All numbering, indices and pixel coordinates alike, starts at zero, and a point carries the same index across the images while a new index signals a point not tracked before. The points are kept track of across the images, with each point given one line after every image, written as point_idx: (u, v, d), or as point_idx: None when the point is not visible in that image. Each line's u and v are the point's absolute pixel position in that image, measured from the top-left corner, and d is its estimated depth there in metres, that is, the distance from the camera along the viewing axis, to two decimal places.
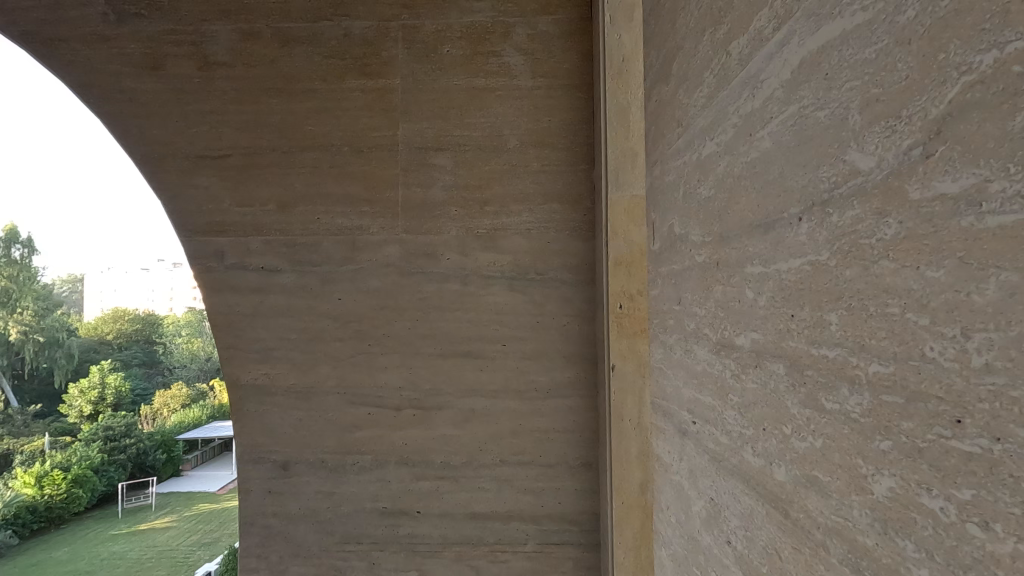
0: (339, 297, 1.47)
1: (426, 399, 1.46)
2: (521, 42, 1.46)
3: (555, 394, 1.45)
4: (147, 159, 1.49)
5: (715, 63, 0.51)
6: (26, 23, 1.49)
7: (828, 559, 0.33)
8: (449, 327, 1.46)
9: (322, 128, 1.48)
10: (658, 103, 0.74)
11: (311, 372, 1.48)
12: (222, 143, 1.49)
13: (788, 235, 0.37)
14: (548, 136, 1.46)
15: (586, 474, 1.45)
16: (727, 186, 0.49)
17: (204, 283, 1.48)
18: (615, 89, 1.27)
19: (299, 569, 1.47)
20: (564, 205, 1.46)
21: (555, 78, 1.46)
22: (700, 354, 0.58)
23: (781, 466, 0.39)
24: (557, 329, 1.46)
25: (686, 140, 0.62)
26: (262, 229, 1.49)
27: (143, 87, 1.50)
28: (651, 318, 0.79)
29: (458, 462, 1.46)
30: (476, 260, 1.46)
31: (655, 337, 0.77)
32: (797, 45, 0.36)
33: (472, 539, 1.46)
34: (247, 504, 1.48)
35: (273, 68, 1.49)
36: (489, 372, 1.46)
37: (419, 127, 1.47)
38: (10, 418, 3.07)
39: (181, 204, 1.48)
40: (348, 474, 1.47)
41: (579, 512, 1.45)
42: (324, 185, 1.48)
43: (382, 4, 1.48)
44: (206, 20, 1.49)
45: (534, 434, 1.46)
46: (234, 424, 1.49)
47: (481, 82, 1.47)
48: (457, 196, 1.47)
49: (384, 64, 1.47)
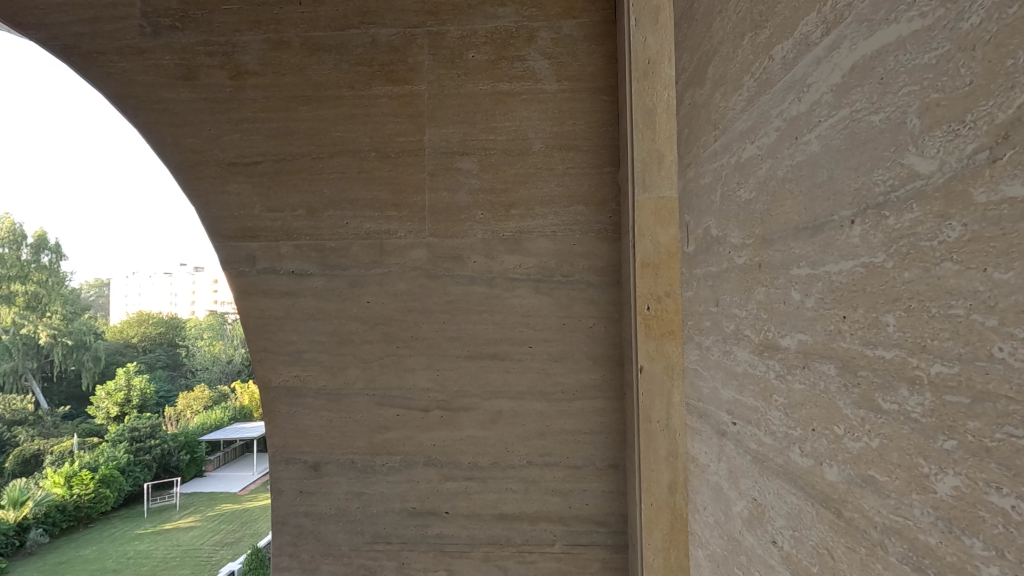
0: (367, 300, 1.50)
1: (453, 400, 1.48)
2: (546, 46, 1.47)
3: (581, 395, 1.46)
4: (181, 166, 1.53)
5: (756, 66, 0.52)
6: (64, 37, 1.53)
7: (885, 558, 0.34)
8: (476, 329, 1.48)
9: (350, 134, 1.51)
10: (690, 108, 0.75)
11: (340, 374, 1.50)
12: (253, 151, 1.53)
13: (839, 237, 0.38)
14: (572, 139, 1.47)
15: (613, 475, 1.45)
16: (769, 189, 0.50)
17: (237, 287, 1.52)
18: (641, 91, 1.28)
19: (330, 568, 1.50)
20: (589, 207, 1.47)
21: (580, 81, 1.47)
22: (740, 355, 0.58)
23: (832, 467, 0.39)
24: (584, 330, 1.46)
25: (722, 143, 0.63)
26: (292, 234, 1.51)
27: (176, 97, 1.54)
28: (684, 320, 0.80)
29: (486, 463, 1.47)
30: (501, 263, 1.47)
31: (690, 339, 0.77)
32: (848, 50, 0.37)
33: (500, 540, 1.47)
34: (280, 504, 1.50)
35: (302, 75, 1.52)
36: (516, 373, 1.47)
37: (445, 131, 1.49)
38: (43, 418, 5.64)
39: (213, 211, 1.52)
40: (378, 474, 1.49)
41: (607, 514, 1.45)
42: (352, 190, 1.50)
43: (408, 12, 1.50)
44: (237, 31, 1.53)
45: (561, 435, 1.46)
46: (267, 425, 1.51)
47: (505, 87, 1.48)
48: (483, 200, 1.48)
49: (410, 70, 1.50)
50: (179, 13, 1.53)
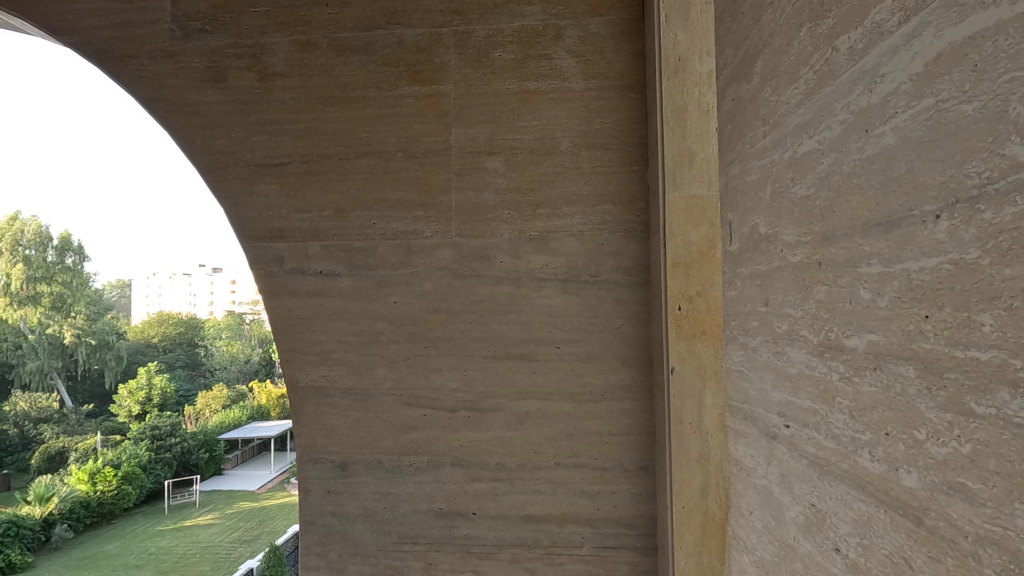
0: (394, 300, 1.50)
1: (480, 401, 1.47)
2: (573, 45, 1.46)
3: (610, 396, 1.44)
4: (210, 167, 1.55)
5: (817, 58, 0.51)
6: (97, 41, 1.55)
7: (975, 567, 0.33)
8: (503, 330, 1.47)
9: (376, 134, 1.51)
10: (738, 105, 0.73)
11: (368, 374, 1.51)
12: (281, 152, 1.53)
13: (920, 233, 0.36)
14: (600, 137, 1.46)
15: (642, 478, 1.43)
16: (832, 184, 0.48)
17: (265, 287, 1.53)
18: (672, 88, 1.26)
19: (358, 568, 1.50)
20: (618, 206, 1.45)
21: (608, 79, 1.46)
22: (795, 356, 0.57)
23: (911, 473, 0.38)
24: (612, 331, 1.44)
25: (773, 138, 0.61)
26: (319, 235, 1.52)
27: (205, 99, 1.55)
28: (727, 320, 0.79)
29: (513, 464, 1.46)
30: (529, 262, 1.46)
31: (733, 339, 0.76)
32: (932, 37, 0.35)
33: (528, 541, 1.46)
34: (307, 504, 1.51)
35: (329, 77, 1.52)
36: (543, 374, 1.46)
37: (472, 131, 1.48)
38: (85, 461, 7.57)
39: (242, 212, 1.54)
40: (405, 475, 1.49)
41: (636, 516, 1.43)
42: (379, 191, 1.51)
43: (435, 11, 1.50)
44: (265, 33, 1.54)
45: (590, 437, 1.45)
46: (294, 425, 1.52)
47: (532, 86, 1.47)
48: (509, 199, 1.47)
49: (436, 70, 1.50)
50: (208, 16, 1.55)
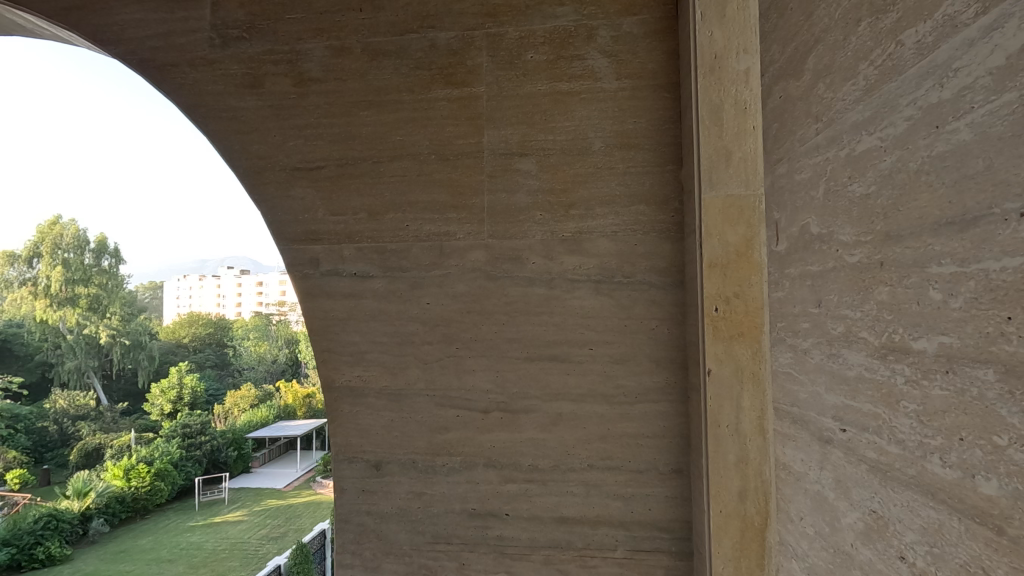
0: (428, 301, 1.51)
1: (514, 402, 1.47)
2: (605, 45, 1.45)
3: (644, 398, 1.43)
4: (248, 173, 1.58)
5: (878, 54, 0.63)
6: (141, 51, 1.60)
7: None
8: (536, 331, 1.47)
9: (410, 137, 1.52)
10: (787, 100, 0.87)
11: (402, 374, 1.52)
12: (316, 156, 1.55)
13: (1002, 231, 0.46)
14: (633, 137, 1.44)
15: (677, 481, 1.41)
16: (898, 180, 0.60)
17: (302, 289, 1.56)
18: (708, 86, 1.24)
19: (392, 567, 1.51)
20: (651, 206, 1.43)
21: (641, 79, 1.44)
22: (852, 359, 0.68)
23: (990, 479, 0.48)
24: (646, 332, 1.43)
25: (828, 137, 0.74)
26: (354, 237, 1.54)
27: (245, 105, 1.59)
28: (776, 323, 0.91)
29: (546, 465, 1.46)
30: (562, 263, 1.46)
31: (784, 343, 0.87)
32: (1009, 34, 0.45)
33: (562, 543, 1.45)
34: (342, 503, 1.53)
35: (363, 81, 1.54)
36: (576, 375, 1.45)
37: (504, 133, 1.49)
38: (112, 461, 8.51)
39: (279, 215, 1.57)
40: (439, 475, 1.50)
41: (671, 520, 1.41)
42: (412, 193, 1.52)
43: (467, 15, 1.51)
44: (301, 39, 1.57)
45: (623, 439, 1.44)
46: (330, 425, 1.54)
47: (565, 86, 1.46)
48: (542, 201, 1.47)
49: (469, 72, 1.50)
50: (247, 24, 1.59)
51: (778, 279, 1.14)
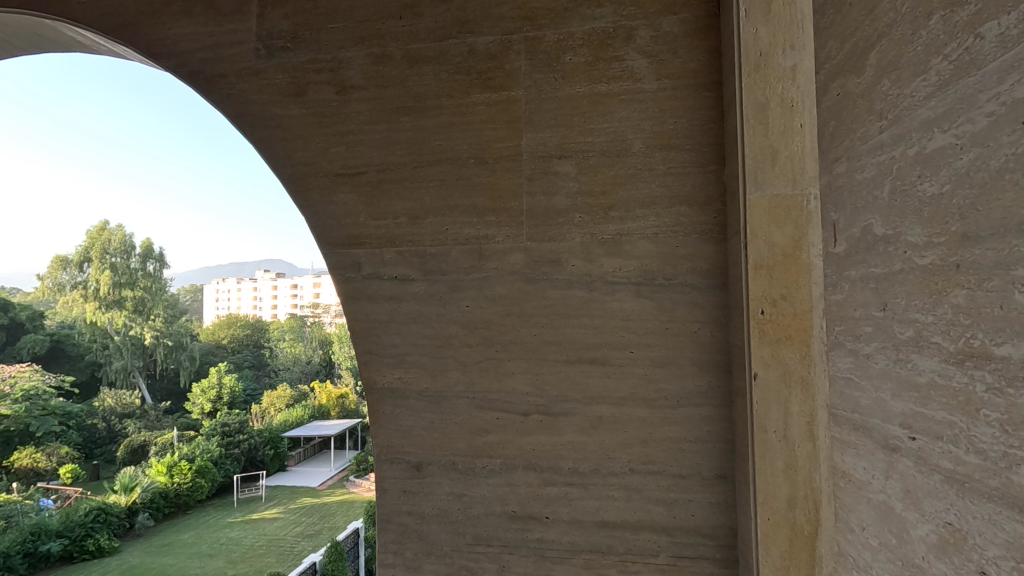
0: (467, 304, 1.52)
1: (553, 405, 1.47)
2: (645, 45, 1.44)
3: (686, 402, 1.41)
4: (292, 179, 1.62)
5: (951, 49, 0.67)
6: (190, 63, 1.65)
7: None
8: (576, 334, 1.46)
9: (449, 142, 1.53)
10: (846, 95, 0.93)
11: (441, 376, 1.54)
12: (358, 161, 1.59)
13: None
14: (673, 137, 1.42)
15: (721, 486, 1.39)
16: (976, 179, 0.63)
17: (344, 292, 1.59)
18: (752, 84, 1.21)
19: (433, 567, 1.53)
20: (692, 207, 1.41)
21: (681, 79, 1.42)
22: (924, 365, 0.71)
23: None
24: (688, 335, 1.41)
25: (895, 133, 0.78)
26: (395, 241, 1.57)
27: (289, 113, 1.62)
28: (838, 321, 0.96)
29: (587, 468, 1.45)
30: (602, 265, 1.45)
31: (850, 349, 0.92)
32: None
33: (603, 548, 1.44)
34: (384, 503, 1.55)
35: (403, 87, 1.57)
36: (617, 379, 1.44)
37: (543, 135, 1.49)
38: None
39: (322, 220, 1.60)
40: (478, 477, 1.51)
41: (715, 526, 1.38)
42: (451, 197, 1.53)
43: (505, 19, 1.51)
44: (342, 47, 1.60)
45: (665, 443, 1.42)
46: (372, 426, 1.57)
47: (604, 88, 1.46)
48: (581, 203, 1.47)
49: (508, 76, 1.51)
50: (291, 35, 1.62)
51: (836, 281, 1.13)
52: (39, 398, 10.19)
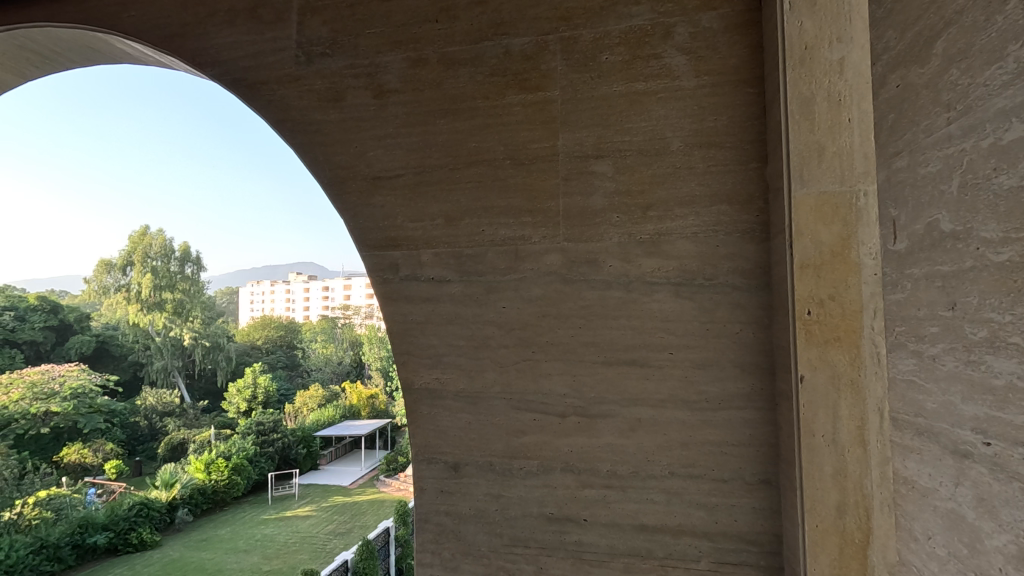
0: (503, 305, 1.52)
1: (591, 407, 1.46)
2: (684, 41, 1.41)
3: (728, 404, 1.38)
4: (332, 182, 1.65)
5: None
6: (233, 72, 1.70)
7: None
8: (614, 335, 1.45)
9: (485, 144, 1.54)
10: (909, 86, 1.00)
11: (478, 377, 1.54)
12: (395, 164, 1.60)
13: None
14: (713, 135, 1.39)
15: (765, 492, 1.35)
16: None
17: (382, 293, 1.61)
18: (797, 78, 1.18)
19: (470, 568, 1.53)
20: (733, 206, 1.38)
21: (721, 75, 1.39)
22: None
23: None
24: (730, 336, 1.38)
25: None
26: (431, 242, 1.58)
27: (328, 118, 1.65)
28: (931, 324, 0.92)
29: (625, 471, 1.43)
30: (640, 266, 1.43)
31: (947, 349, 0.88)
32: None
33: (642, 552, 1.42)
34: (422, 502, 1.57)
35: (440, 90, 1.58)
36: (656, 381, 1.42)
37: (580, 135, 1.48)
38: None
39: (361, 222, 1.63)
40: (516, 478, 1.50)
41: (759, 532, 1.35)
42: (487, 199, 1.54)
43: (541, 19, 1.51)
44: (380, 52, 1.63)
45: (706, 446, 1.39)
46: (410, 426, 1.58)
47: (641, 86, 1.44)
48: (619, 203, 1.45)
49: (543, 76, 1.51)
50: (329, 41, 1.65)
51: (896, 280, 1.09)
52: (86, 397, 10.64)
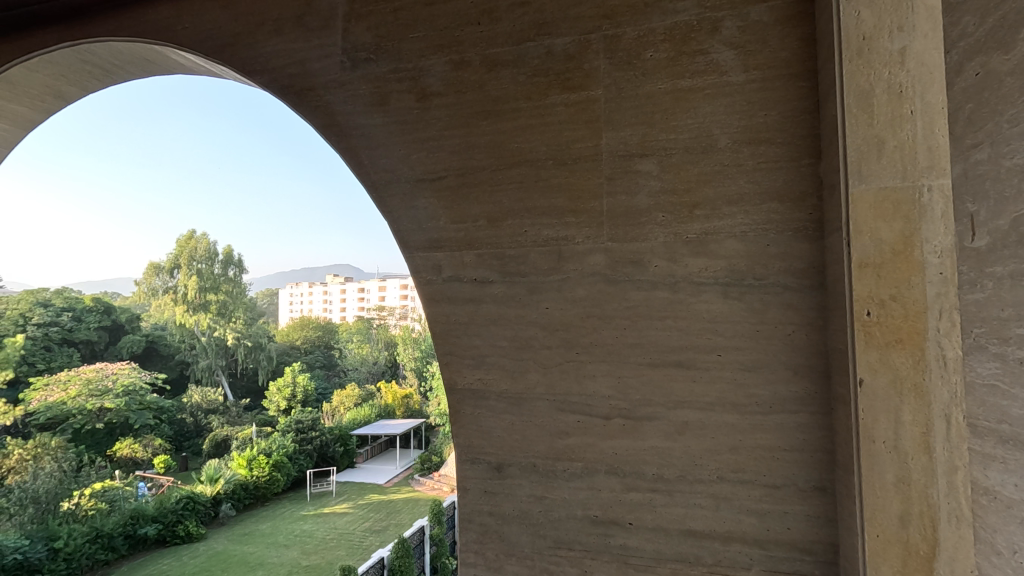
0: (547, 306, 1.52)
1: (637, 409, 1.43)
2: (732, 36, 1.38)
3: (780, 408, 1.34)
4: (376, 185, 1.68)
5: None
6: (282, 79, 1.75)
7: None
8: (659, 337, 1.42)
9: (527, 144, 1.54)
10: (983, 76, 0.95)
11: (522, 378, 1.54)
12: (438, 166, 1.62)
13: None
14: (764, 131, 1.36)
15: (820, 499, 1.30)
16: None
17: (426, 294, 1.63)
18: (854, 71, 1.13)
19: (514, 569, 1.53)
20: (785, 203, 1.34)
21: (771, 70, 1.36)
22: None
23: None
24: (781, 338, 1.34)
25: None
26: (474, 244, 1.59)
27: (373, 122, 1.68)
28: None
29: (672, 475, 1.40)
30: (686, 266, 1.40)
31: None
32: None
33: (690, 558, 1.39)
34: (466, 502, 1.57)
35: (482, 92, 1.58)
36: (703, 383, 1.39)
37: (624, 134, 1.46)
38: None
39: (405, 224, 1.65)
40: (560, 480, 1.50)
41: (813, 541, 1.30)
42: (530, 199, 1.53)
43: (583, 19, 1.51)
44: (422, 56, 1.64)
45: (757, 451, 1.35)
46: (453, 426, 1.59)
47: (687, 83, 1.41)
48: (664, 201, 1.42)
49: (586, 76, 1.50)
50: (374, 47, 1.68)
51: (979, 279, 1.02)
52: (137, 394, 11.13)
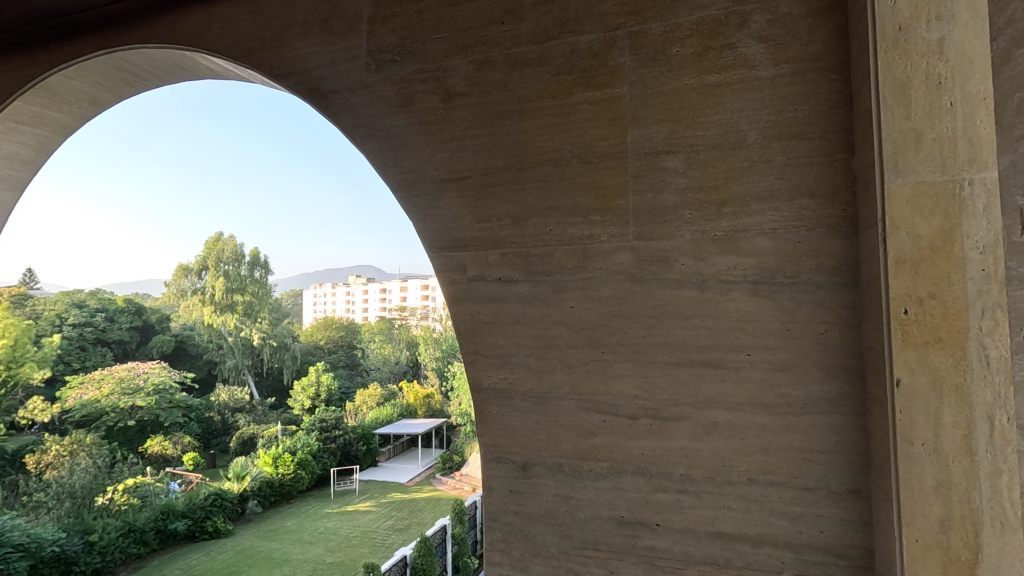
0: (572, 305, 1.51)
1: (664, 409, 1.42)
2: (760, 29, 1.36)
3: (812, 409, 1.31)
4: (401, 185, 1.70)
5: None
6: (308, 82, 1.77)
7: None
8: (686, 336, 1.40)
9: (552, 143, 1.53)
10: None
11: (547, 377, 1.53)
12: (462, 166, 1.62)
13: None
14: (794, 126, 1.33)
15: (855, 503, 1.27)
16: None
17: (451, 293, 1.63)
18: (889, 63, 1.10)
19: (539, 569, 1.52)
20: (817, 200, 1.31)
21: (801, 63, 1.33)
22: None
23: None
24: (813, 338, 1.31)
25: None
26: (498, 243, 1.59)
27: (398, 123, 1.70)
28: None
29: (700, 476, 1.38)
30: (714, 264, 1.38)
31: None
32: None
33: (719, 560, 1.37)
34: (492, 501, 1.57)
35: (506, 91, 1.58)
36: (732, 383, 1.37)
37: (650, 131, 1.44)
38: None
39: (430, 224, 1.66)
40: (586, 480, 1.49)
41: (848, 546, 1.27)
42: (555, 198, 1.53)
43: (608, 16, 1.50)
44: (446, 56, 1.65)
45: (788, 452, 1.33)
46: (478, 425, 1.60)
47: (714, 78, 1.39)
48: (691, 199, 1.41)
49: (611, 73, 1.49)
50: (399, 48, 1.70)
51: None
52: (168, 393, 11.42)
